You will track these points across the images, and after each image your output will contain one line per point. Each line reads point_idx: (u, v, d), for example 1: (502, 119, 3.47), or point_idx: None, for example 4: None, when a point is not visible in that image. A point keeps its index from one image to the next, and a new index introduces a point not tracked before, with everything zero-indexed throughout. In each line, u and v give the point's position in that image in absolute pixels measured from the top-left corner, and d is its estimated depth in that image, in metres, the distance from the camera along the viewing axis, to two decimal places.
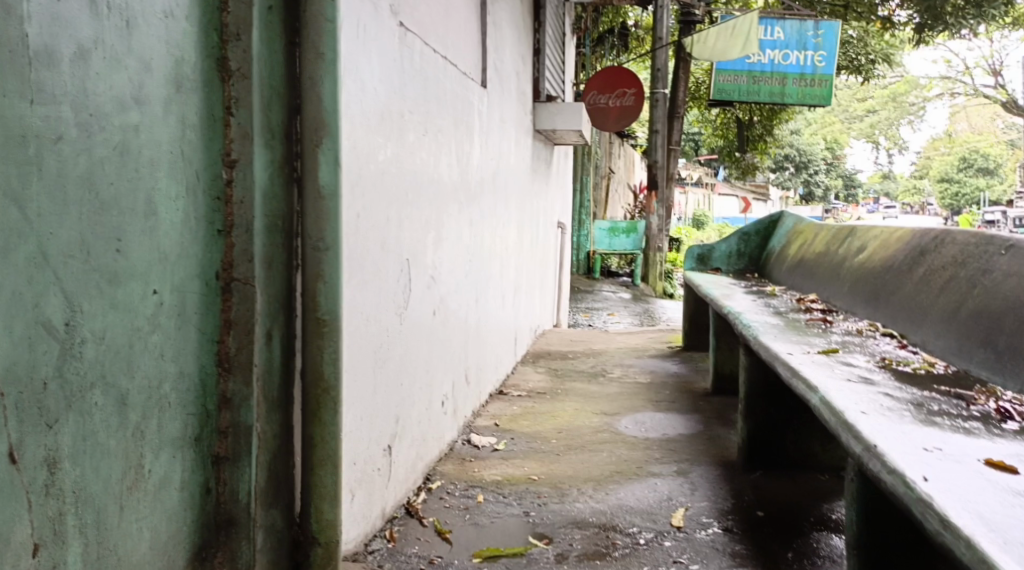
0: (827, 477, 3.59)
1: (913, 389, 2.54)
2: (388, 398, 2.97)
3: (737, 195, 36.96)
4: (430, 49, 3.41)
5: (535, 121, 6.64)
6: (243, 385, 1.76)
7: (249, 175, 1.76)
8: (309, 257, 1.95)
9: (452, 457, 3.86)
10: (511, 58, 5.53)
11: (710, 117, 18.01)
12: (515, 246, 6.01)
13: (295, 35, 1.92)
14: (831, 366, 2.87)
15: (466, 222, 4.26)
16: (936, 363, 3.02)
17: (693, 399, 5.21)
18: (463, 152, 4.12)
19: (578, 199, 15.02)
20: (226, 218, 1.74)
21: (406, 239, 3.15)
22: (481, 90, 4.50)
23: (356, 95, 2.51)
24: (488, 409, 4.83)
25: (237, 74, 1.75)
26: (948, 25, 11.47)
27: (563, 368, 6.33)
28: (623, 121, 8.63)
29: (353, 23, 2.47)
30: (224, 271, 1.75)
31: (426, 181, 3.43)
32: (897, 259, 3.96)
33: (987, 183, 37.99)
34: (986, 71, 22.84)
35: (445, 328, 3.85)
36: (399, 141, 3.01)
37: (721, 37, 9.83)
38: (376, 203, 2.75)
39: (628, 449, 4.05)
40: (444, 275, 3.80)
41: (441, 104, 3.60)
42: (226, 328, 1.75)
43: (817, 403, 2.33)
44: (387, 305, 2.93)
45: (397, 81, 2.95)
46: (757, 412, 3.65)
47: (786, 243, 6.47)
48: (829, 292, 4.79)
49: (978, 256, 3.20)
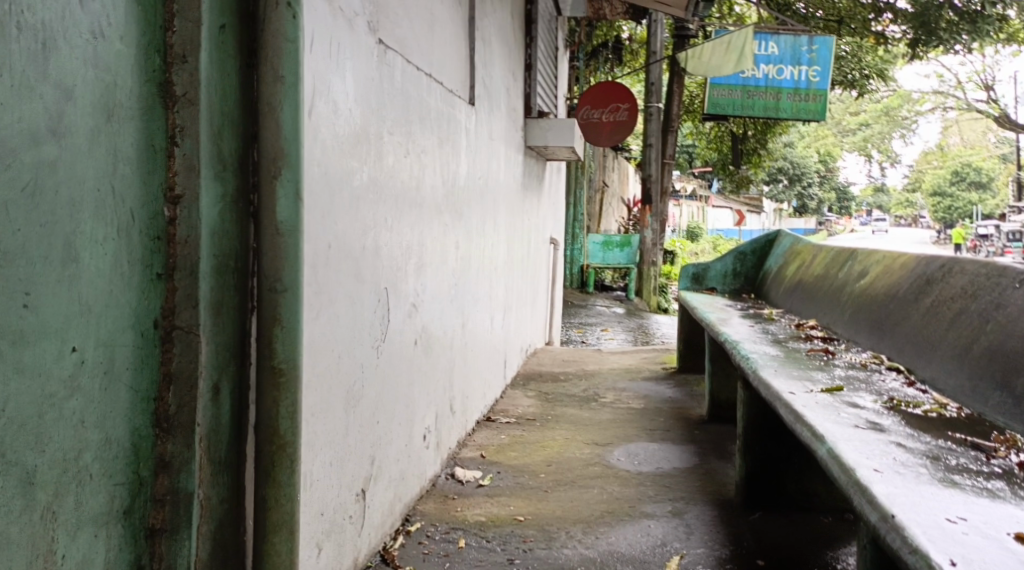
0: (829, 520, 3.40)
1: (925, 438, 2.36)
2: (363, 439, 2.78)
3: (731, 207, 36.89)
4: (412, 66, 3.23)
5: (526, 138, 6.44)
6: (184, 447, 1.58)
7: (194, 212, 1.57)
8: (265, 299, 1.75)
9: (434, 495, 3.66)
10: (501, 74, 5.34)
11: (705, 129, 17.86)
12: (505, 266, 5.80)
13: (252, 54, 1.72)
14: (837, 409, 2.68)
15: (452, 245, 4.07)
16: (948, 406, 2.84)
17: (688, 427, 5.01)
18: (449, 171, 3.93)
19: (572, 213, 14.87)
20: (168, 260, 1.56)
21: (384, 267, 2.96)
22: (469, 107, 4.33)
23: (326, 118, 2.33)
24: (474, 438, 4.64)
25: (182, 99, 1.55)
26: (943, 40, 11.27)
27: (555, 391, 6.12)
28: (617, 136, 8.33)
29: (324, 41, 2.28)
30: (164, 319, 1.56)
31: (408, 204, 3.24)
32: (901, 287, 3.78)
33: (979, 196, 37.98)
34: (978, 85, 22.77)
35: (427, 357, 3.66)
36: (378, 164, 2.83)
37: (717, 52, 9.65)
38: (349, 232, 2.56)
39: (620, 486, 3.85)
40: (427, 300, 3.62)
41: (424, 124, 3.42)
42: (165, 384, 1.57)
43: (824, 454, 2.15)
44: (362, 339, 2.74)
45: (376, 101, 2.77)
46: (755, 449, 3.47)
47: (783, 263, 6.29)
48: (830, 317, 4.61)
49: (989, 288, 3.02)
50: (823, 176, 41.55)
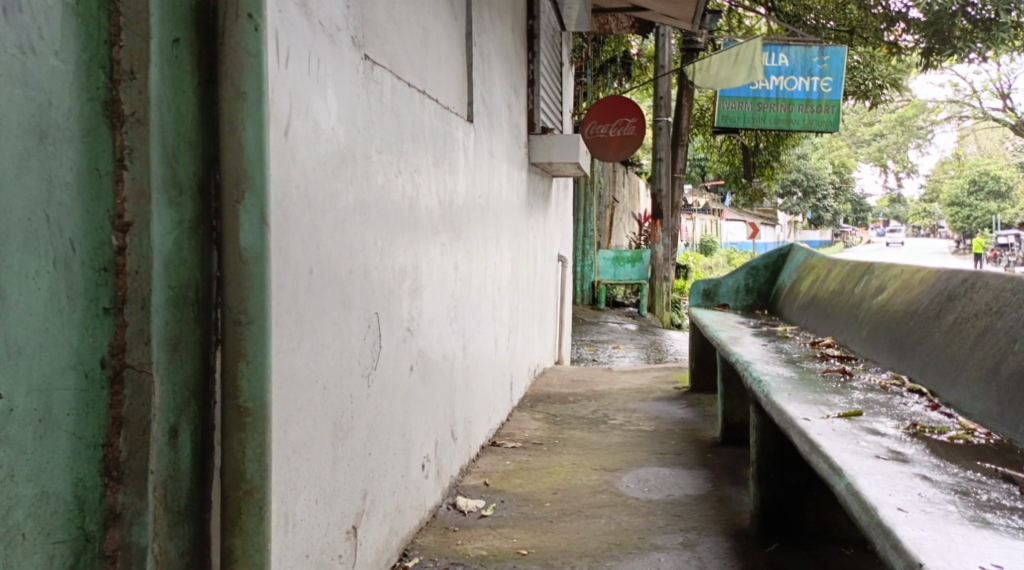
0: (851, 552, 3.26)
1: (951, 470, 2.21)
2: (354, 472, 2.64)
3: (744, 220, 36.69)
4: (404, 83, 3.10)
5: (530, 154, 6.34)
6: (136, 497, 1.44)
7: (145, 239, 1.45)
8: (228, 333, 1.61)
9: (434, 527, 3.50)
10: (502, 90, 5.23)
11: (715, 142, 17.69)
12: (510, 286, 5.67)
13: (210, 70, 1.58)
14: (855, 437, 2.52)
15: (451, 266, 3.93)
16: (975, 431, 2.69)
17: (700, 450, 4.84)
18: (447, 190, 3.80)
19: (581, 229, 14.73)
20: (117, 293, 1.44)
21: (374, 292, 2.83)
22: (467, 124, 4.21)
23: (305, 137, 2.20)
24: (478, 464, 4.49)
25: (130, 119, 1.44)
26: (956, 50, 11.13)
27: (563, 413, 5.96)
28: (625, 151, 8.16)
29: (300, 58, 2.15)
30: (113, 357, 1.44)
31: (401, 226, 3.11)
32: (921, 304, 3.61)
33: (997, 205, 37.56)
34: (993, 94, 22.52)
35: (425, 385, 3.51)
36: (366, 184, 2.70)
37: (725, 64, 9.48)
38: (333, 257, 2.43)
39: (628, 515, 3.69)
40: (424, 323, 3.48)
41: (418, 143, 3.29)
42: (115, 428, 1.43)
43: (842, 489, 1.99)
44: (351, 367, 2.60)
45: (363, 119, 2.64)
46: (768, 477, 3.33)
47: (797, 278, 6.12)
48: (846, 335, 4.45)
49: (1014, 305, 2.87)
50: (837, 187, 41.27)
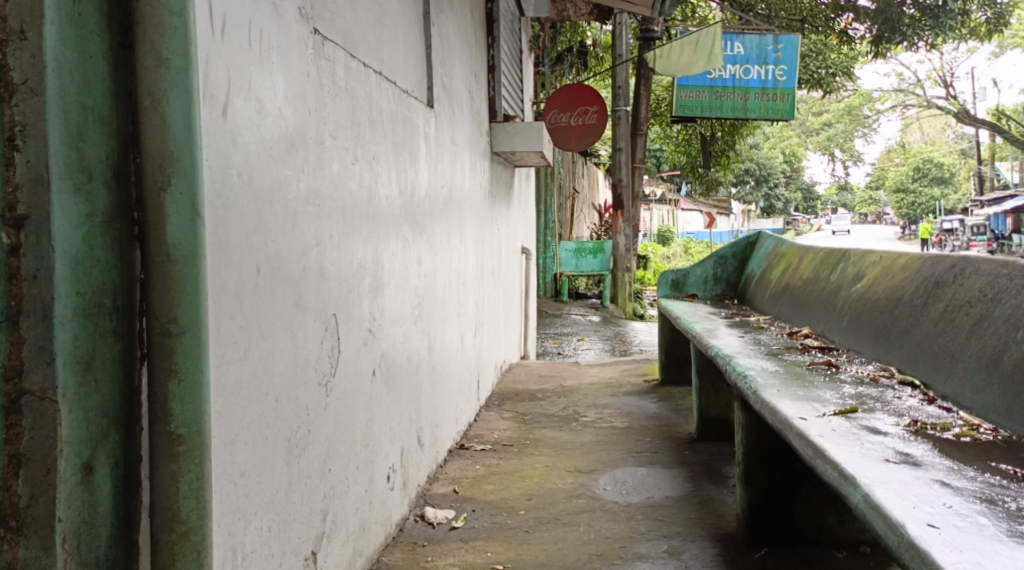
0: (843, 555, 3.09)
1: (966, 473, 2.03)
2: (312, 492, 2.39)
3: (701, 210, 36.74)
4: (358, 62, 2.86)
5: (492, 143, 6.09)
6: (41, 551, 1.27)
7: (44, 235, 1.28)
8: (155, 345, 1.41)
9: (401, 543, 3.26)
10: (462, 76, 4.98)
11: (671, 132, 17.56)
12: (474, 280, 5.44)
13: (125, 33, 1.40)
14: (858, 437, 2.34)
15: (414, 261, 3.68)
16: (980, 428, 2.51)
17: (677, 447, 4.66)
18: (407, 181, 3.55)
19: (542, 221, 14.49)
20: (10, 302, 1.26)
21: (332, 291, 2.58)
22: (427, 110, 3.96)
23: (247, 118, 1.94)
24: (446, 470, 4.25)
25: (22, 90, 1.26)
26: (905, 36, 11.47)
27: (532, 411, 5.74)
28: (587, 140, 7.88)
29: (241, 26, 1.91)
30: (8, 382, 1.26)
31: (360, 218, 2.86)
32: (906, 291, 3.43)
33: (942, 192, 38.15)
34: (936, 82, 22.71)
35: (389, 388, 3.27)
36: (319, 172, 2.45)
37: (685, 51, 9.19)
38: (284, 253, 2.18)
39: (607, 521, 3.48)
40: (387, 323, 3.23)
41: (375, 127, 3.04)
42: (11, 469, 1.26)
43: (857, 502, 1.82)
44: (307, 375, 2.36)
45: (314, 100, 2.40)
46: (756, 477, 3.15)
47: (766, 266, 5.96)
48: (825, 324, 4.28)
49: (1011, 292, 2.69)
50: (788, 175, 41.59)
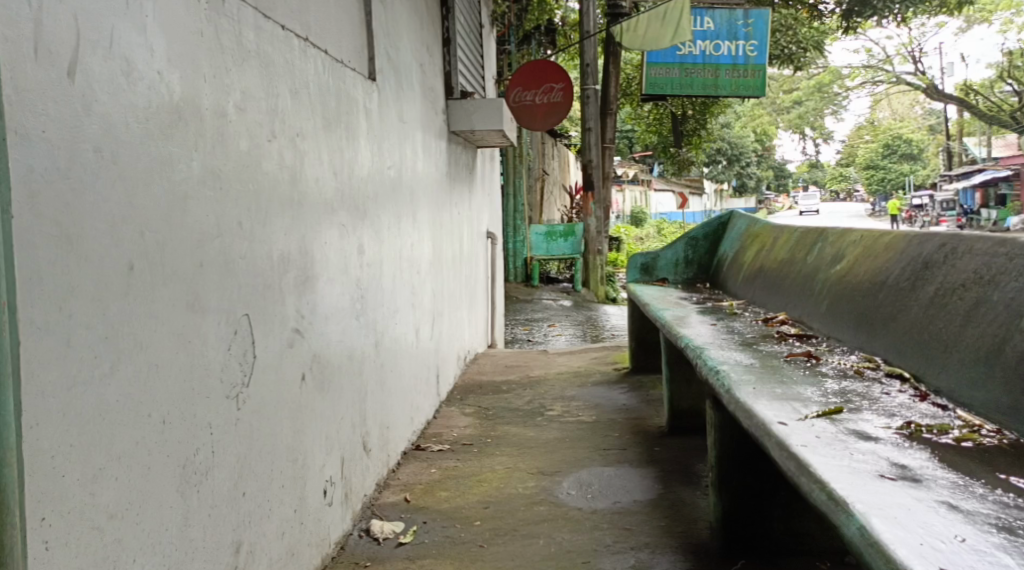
0: (827, 567, 2.80)
1: (974, 491, 1.74)
2: (220, 522, 2.07)
3: (673, 191, 36.62)
4: (275, 26, 2.50)
5: (449, 121, 5.75)
6: None
7: None
8: None
9: (341, 564, 2.95)
10: (411, 48, 4.62)
11: (642, 112, 17.22)
12: (431, 267, 5.09)
13: None
14: (845, 444, 2.04)
15: (353, 251, 3.34)
16: (982, 429, 2.22)
17: (648, 443, 4.36)
18: (343, 162, 3.20)
19: (512, 204, 14.13)
20: None
21: (242, 287, 2.23)
22: (368, 84, 3.62)
23: (108, 81, 1.60)
24: (398, 475, 3.93)
25: None
26: (876, 10, 11.25)
27: (495, 406, 5.42)
28: (553, 118, 7.35)
29: None
30: None
31: (281, 202, 2.52)
32: (890, 273, 3.12)
33: (910, 168, 38.11)
34: (904, 58, 22.48)
35: (324, 394, 2.93)
36: (222, 149, 2.11)
37: (653, 23, 8.81)
38: (171, 245, 1.84)
39: (570, 532, 3.18)
40: (320, 321, 2.89)
41: (299, 101, 2.69)
42: None
43: (852, 535, 1.53)
44: (208, 387, 2.02)
45: (210, 65, 2.04)
46: (730, 482, 2.85)
47: (739, 247, 5.66)
48: (803, 309, 3.97)
49: (1013, 274, 2.39)
50: (759, 154, 41.39)
